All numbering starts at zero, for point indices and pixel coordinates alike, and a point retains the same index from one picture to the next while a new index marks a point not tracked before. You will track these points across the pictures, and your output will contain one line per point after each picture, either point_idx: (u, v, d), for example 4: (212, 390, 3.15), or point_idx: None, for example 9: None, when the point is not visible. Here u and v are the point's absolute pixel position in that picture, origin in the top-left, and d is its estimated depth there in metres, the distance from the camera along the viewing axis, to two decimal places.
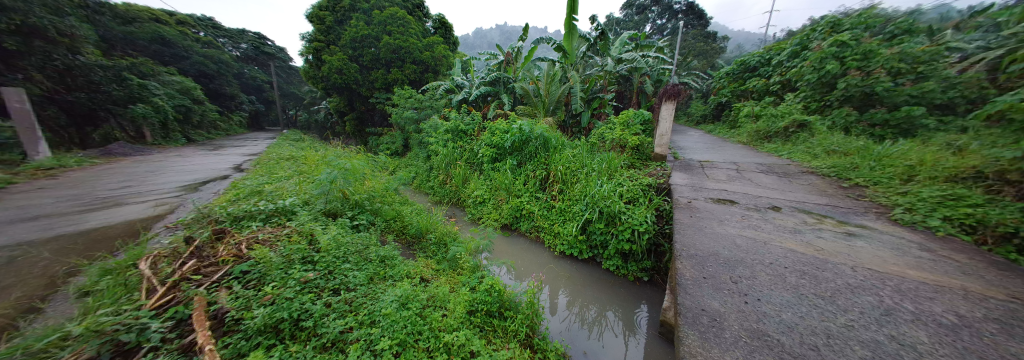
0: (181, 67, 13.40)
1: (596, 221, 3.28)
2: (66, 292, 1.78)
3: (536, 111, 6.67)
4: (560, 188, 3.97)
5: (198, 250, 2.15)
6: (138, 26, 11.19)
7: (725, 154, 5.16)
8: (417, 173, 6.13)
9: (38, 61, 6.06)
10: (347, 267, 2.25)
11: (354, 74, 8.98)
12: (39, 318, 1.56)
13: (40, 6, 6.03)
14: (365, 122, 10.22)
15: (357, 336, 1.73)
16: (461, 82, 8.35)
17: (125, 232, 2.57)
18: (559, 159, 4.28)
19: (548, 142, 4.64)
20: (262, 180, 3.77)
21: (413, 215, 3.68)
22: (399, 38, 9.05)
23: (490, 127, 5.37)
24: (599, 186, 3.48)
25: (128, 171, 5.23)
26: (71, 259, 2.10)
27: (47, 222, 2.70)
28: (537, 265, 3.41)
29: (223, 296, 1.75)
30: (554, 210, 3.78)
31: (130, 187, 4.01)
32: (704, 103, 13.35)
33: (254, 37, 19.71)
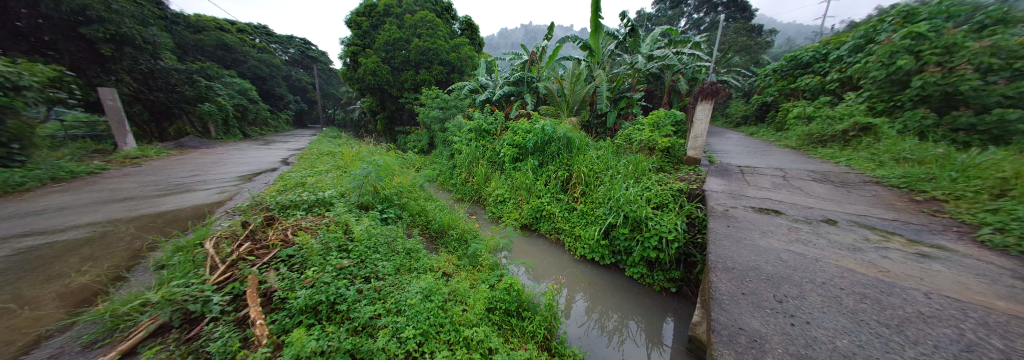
0: (240, 71, 15.05)
1: (620, 227, 3.15)
2: (145, 264, 2.10)
3: (559, 111, 6.58)
4: (582, 189, 3.88)
5: (252, 233, 2.40)
6: (206, 34, 13.00)
7: (770, 159, 4.71)
8: (441, 171, 6.33)
9: (127, 65, 7.10)
10: (377, 257, 2.38)
11: (386, 75, 9.49)
12: (125, 285, 1.85)
13: (131, 18, 7.03)
14: (395, 121, 10.79)
15: (385, 323, 1.83)
16: (485, 82, 8.48)
17: (193, 215, 2.97)
18: (583, 160, 4.19)
19: (571, 143, 4.57)
20: (303, 173, 4.15)
21: (436, 211, 3.81)
22: (428, 40, 9.43)
23: (512, 127, 5.39)
24: (624, 189, 3.34)
25: (197, 162, 5.99)
26: (149, 236, 2.48)
27: (133, 204, 3.19)
28: (556, 266, 3.36)
29: (272, 276, 1.95)
30: (575, 212, 3.70)
31: (199, 176, 4.62)
32: (746, 103, 12.29)
33: (300, 42, 21.77)
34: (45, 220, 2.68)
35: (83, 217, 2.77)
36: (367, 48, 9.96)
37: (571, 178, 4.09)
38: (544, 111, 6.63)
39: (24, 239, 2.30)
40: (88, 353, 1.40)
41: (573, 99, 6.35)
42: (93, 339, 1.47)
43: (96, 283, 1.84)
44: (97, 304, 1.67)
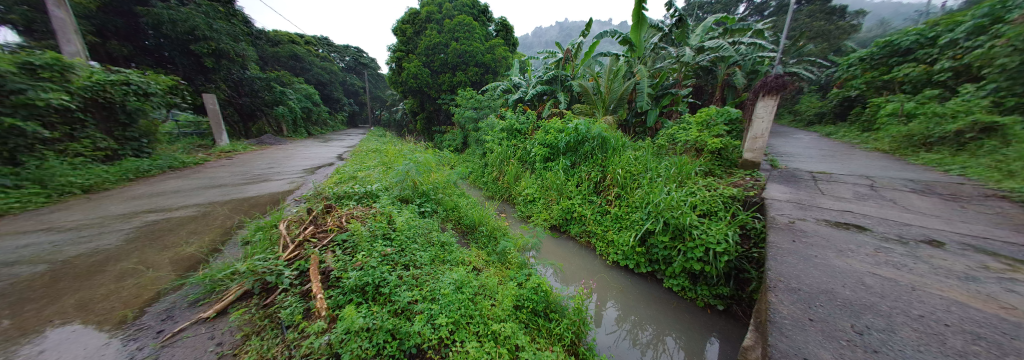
0: (306, 77, 17.18)
1: (659, 234, 2.93)
2: (234, 240, 2.56)
3: (594, 109, 6.33)
4: (618, 192, 3.69)
5: (315, 218, 2.76)
6: (281, 47, 15.10)
7: (855, 164, 3.96)
8: (474, 169, 6.54)
9: (223, 74, 8.61)
10: (415, 247, 2.56)
11: (426, 78, 10.06)
12: (221, 256, 2.29)
13: (228, 36, 8.49)
14: (433, 121, 11.38)
15: (421, 308, 1.96)
16: (518, 81, 8.47)
17: (269, 201, 3.52)
18: (620, 162, 3.99)
19: (607, 143, 4.38)
20: (355, 168, 4.63)
21: (468, 207, 3.96)
22: (464, 43, 9.80)
23: (544, 126, 5.34)
24: (664, 193, 3.10)
25: (273, 156, 7.02)
26: (237, 217, 3.01)
27: (227, 190, 3.89)
28: (586, 270, 3.25)
29: (329, 258, 2.21)
30: (609, 216, 3.55)
31: (275, 168, 5.42)
32: (822, 99, 10.48)
33: (355, 50, 24.27)
34: (166, 200, 3.38)
35: (190, 199, 3.44)
36: (410, 53, 10.65)
37: (606, 179, 3.92)
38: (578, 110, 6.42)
39: (153, 214, 2.95)
40: (194, 309, 1.78)
41: (609, 98, 6.05)
42: (199, 298, 1.86)
43: (201, 253, 2.30)
44: (200, 270, 2.09)
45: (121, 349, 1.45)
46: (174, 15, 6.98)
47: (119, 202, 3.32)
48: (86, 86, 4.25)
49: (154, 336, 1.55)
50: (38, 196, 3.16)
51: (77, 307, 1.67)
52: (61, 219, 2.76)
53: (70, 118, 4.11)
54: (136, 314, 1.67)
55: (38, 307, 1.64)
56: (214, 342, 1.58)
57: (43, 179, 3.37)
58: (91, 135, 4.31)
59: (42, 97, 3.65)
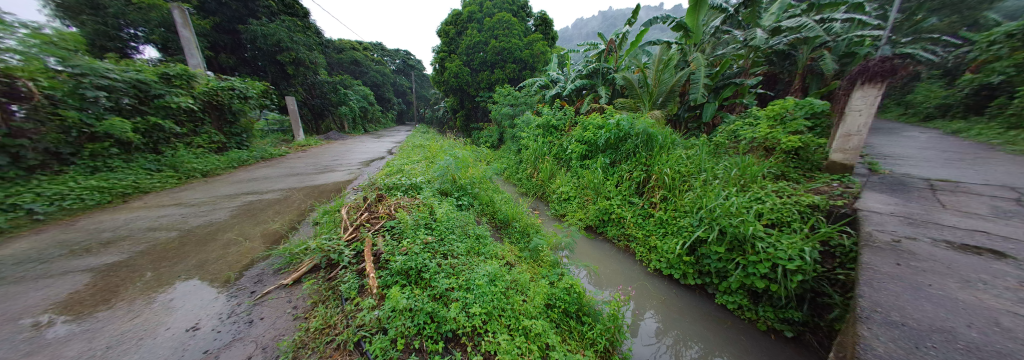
0: (364, 80, 19.16)
1: (710, 244, 2.68)
2: (307, 220, 3.02)
3: (640, 102, 5.94)
4: (664, 194, 3.43)
5: (370, 206, 3.07)
6: (345, 53, 17.05)
7: (1001, 171, 3.00)
8: (509, 165, 6.63)
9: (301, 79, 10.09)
10: (452, 238, 2.70)
11: (466, 76, 10.45)
12: (297, 233, 2.72)
13: (304, 46, 9.92)
14: (472, 118, 11.80)
15: (457, 296, 2.06)
16: (556, 76, 8.27)
17: (334, 188, 4.07)
18: (667, 161, 3.70)
19: (653, 141, 4.10)
20: (402, 161, 5.04)
21: (502, 203, 4.07)
22: (504, 41, 9.90)
23: (583, 122, 5.19)
24: (720, 199, 2.81)
25: (338, 150, 8.04)
26: (309, 201, 3.55)
27: (302, 178, 4.58)
28: (623, 275, 3.07)
29: (380, 241, 2.44)
30: (652, 220, 3.32)
31: (338, 161, 6.22)
32: (949, 86, 8.20)
33: (402, 54, 26.63)
34: (259, 185, 4.12)
35: (275, 185, 4.14)
36: (453, 54, 11.16)
37: (651, 180, 3.66)
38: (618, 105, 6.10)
39: (249, 196, 3.62)
40: (277, 276, 2.15)
41: (657, 90, 5.60)
42: (282, 267, 2.25)
43: (282, 229, 2.78)
44: (282, 244, 2.52)
45: (227, 303, 1.84)
46: (265, 30, 8.53)
47: (227, 185, 4.13)
48: (204, 91, 5.42)
49: (249, 295, 1.93)
50: (172, 178, 4.08)
51: (196, 266, 2.14)
52: (188, 197, 3.54)
53: (193, 117, 5.23)
54: (236, 276, 2.09)
55: (171, 264, 2.14)
56: (292, 305, 1.90)
57: (176, 165, 4.31)
58: (208, 131, 5.44)
59: (175, 100, 4.75)
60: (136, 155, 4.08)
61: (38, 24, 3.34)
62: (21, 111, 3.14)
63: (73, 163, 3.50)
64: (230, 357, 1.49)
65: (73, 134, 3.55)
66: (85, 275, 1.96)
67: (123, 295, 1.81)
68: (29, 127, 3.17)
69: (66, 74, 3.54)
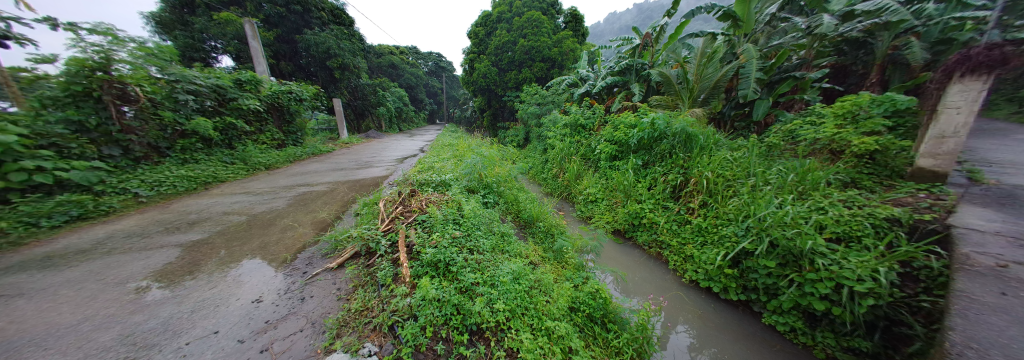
0: (400, 82, 20.31)
1: (758, 257, 2.46)
2: (349, 211, 3.32)
3: (678, 100, 5.57)
4: (704, 199, 3.22)
5: (404, 199, 3.25)
6: (384, 57, 18.21)
7: None
8: (534, 165, 6.60)
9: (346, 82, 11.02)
10: (479, 234, 2.77)
11: (494, 77, 10.59)
12: (340, 223, 2.99)
13: (349, 52, 10.83)
14: (499, 117, 11.91)
15: (482, 291, 2.11)
16: (585, 74, 8.01)
17: (372, 182, 4.41)
18: (708, 164, 3.49)
19: (697, 141, 3.81)
20: (433, 159, 5.26)
21: (527, 202, 4.09)
22: (532, 39, 9.83)
23: (613, 121, 5.07)
24: (772, 207, 2.57)
25: (376, 148, 8.65)
26: (351, 193, 3.89)
27: (344, 172, 5.01)
28: (655, 284, 2.90)
29: (412, 233, 2.58)
30: (688, 227, 3.13)
31: (376, 157, 6.70)
32: None
33: (435, 56, 27.89)
34: (310, 178, 4.60)
35: (323, 178, 4.59)
36: (481, 54, 11.39)
37: (689, 183, 3.47)
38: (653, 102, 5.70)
39: (302, 187, 4.06)
40: (325, 259, 2.40)
41: (699, 86, 5.29)
42: (329, 251, 2.50)
43: (328, 218, 3.08)
44: (328, 231, 2.81)
45: (284, 281, 2.11)
46: (316, 39, 9.53)
47: (284, 177, 4.67)
48: (268, 94, 6.20)
49: (302, 275, 2.18)
50: (242, 170, 4.74)
51: (259, 248, 2.46)
52: (255, 186, 4.08)
53: (259, 117, 6.00)
54: (291, 258, 2.38)
55: (240, 244, 2.50)
56: (336, 287, 2.10)
57: (246, 159, 5.00)
58: (270, 129, 6.21)
59: (245, 103, 5.49)
60: (215, 150, 4.79)
61: (140, 38, 3.99)
62: (131, 112, 3.83)
63: (168, 156, 4.18)
64: (287, 328, 1.70)
65: (168, 132, 4.24)
66: (177, 250, 2.36)
67: (203, 268, 2.14)
68: (139, 125, 3.86)
69: (164, 81, 4.29)
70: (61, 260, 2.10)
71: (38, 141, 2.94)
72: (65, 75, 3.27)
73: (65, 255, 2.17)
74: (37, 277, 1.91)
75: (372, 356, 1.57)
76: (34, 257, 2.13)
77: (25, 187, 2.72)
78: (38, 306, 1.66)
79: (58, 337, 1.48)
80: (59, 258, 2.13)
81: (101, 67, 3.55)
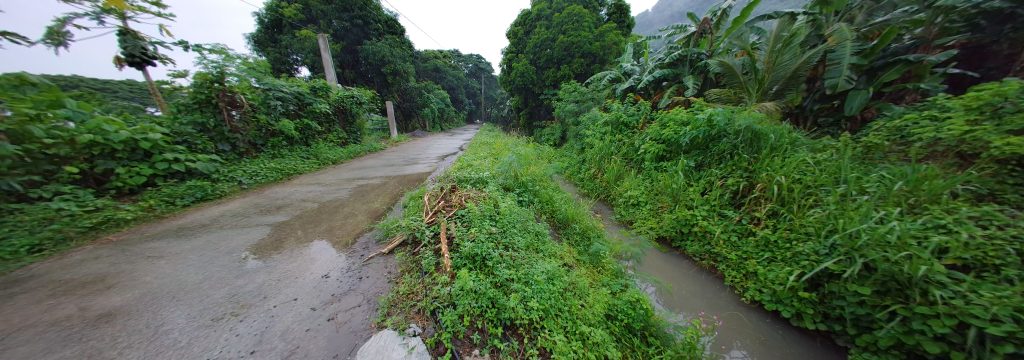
0: (444, 84, 21.45)
1: (845, 280, 2.20)
2: (400, 202, 3.67)
3: (743, 93, 5.15)
4: (773, 208, 2.97)
5: (446, 194, 3.44)
6: (430, 61, 19.42)
7: None
8: (570, 164, 6.45)
9: (396, 86, 12.06)
10: (513, 231, 2.80)
11: (532, 75, 10.53)
12: (391, 213, 3.31)
13: (400, 58, 11.84)
14: (535, 116, 11.79)
15: (516, 287, 2.13)
16: (628, 68, 7.48)
17: (418, 178, 4.79)
18: (780, 166, 3.20)
19: (770, 141, 3.50)
20: (472, 157, 5.45)
21: (562, 202, 4.03)
22: (573, 35, 9.53)
23: (661, 118, 4.95)
24: (870, 223, 2.25)
25: (420, 146, 9.29)
26: (401, 187, 4.28)
27: (393, 168, 5.49)
28: (705, 300, 2.71)
29: (453, 227, 2.72)
30: (752, 240, 2.90)
31: (420, 155, 7.21)
32: None
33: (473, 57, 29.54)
34: (367, 173, 5.14)
35: (376, 173, 5.10)
36: (520, 53, 11.43)
37: (755, 188, 3.23)
38: (712, 96, 5.30)
39: (360, 181, 4.57)
40: (378, 245, 2.69)
41: (771, 76, 4.79)
42: (381, 238, 2.79)
43: (381, 208, 3.45)
44: (381, 219, 3.15)
45: (347, 260, 2.42)
46: (373, 49, 10.72)
47: (345, 171, 5.30)
48: (335, 98, 7.13)
49: (360, 257, 2.48)
50: (316, 164, 5.56)
51: (327, 230, 2.87)
52: (324, 178, 4.72)
53: (329, 119, 6.94)
54: (352, 241, 2.72)
55: (314, 226, 2.95)
56: (388, 270, 2.33)
57: (318, 155, 5.84)
58: (336, 129, 7.14)
59: (319, 106, 6.39)
60: (296, 147, 5.69)
61: (243, 55, 4.88)
62: (238, 115, 4.70)
63: (263, 151, 5.08)
64: (348, 302, 1.96)
65: (263, 132, 5.14)
66: (267, 228, 2.87)
67: (286, 245, 2.57)
68: (244, 125, 4.75)
69: (260, 89, 5.22)
70: (188, 232, 2.72)
71: (175, 138, 3.80)
72: (194, 86, 4.21)
73: (192, 227, 2.81)
74: (173, 244, 2.49)
75: (417, 336, 1.71)
76: (172, 228, 2.79)
77: (167, 174, 3.55)
78: (172, 266, 2.17)
79: (188, 291, 1.93)
80: (188, 229, 2.76)
81: (217, 80, 4.44)
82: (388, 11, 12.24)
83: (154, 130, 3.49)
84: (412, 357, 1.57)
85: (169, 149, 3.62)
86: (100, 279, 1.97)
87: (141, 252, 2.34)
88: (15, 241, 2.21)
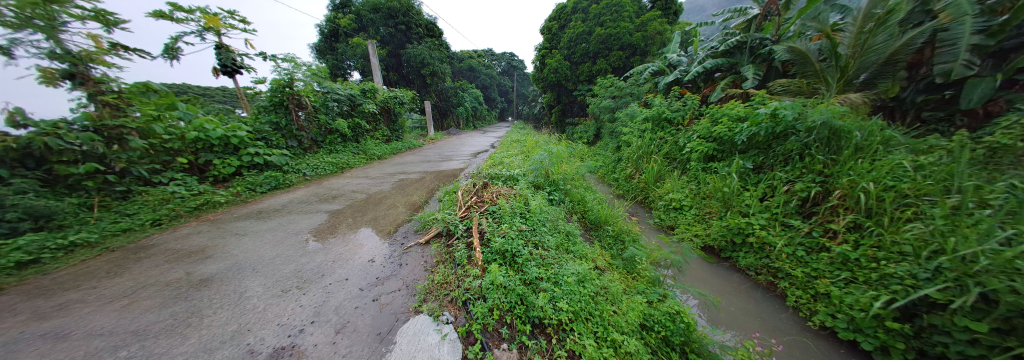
0: (479, 83, 21.95)
1: (950, 312, 1.84)
2: (437, 196, 3.87)
3: (820, 83, 4.45)
4: (856, 219, 2.54)
5: (479, 190, 3.53)
6: (466, 61, 20.02)
7: None
8: (605, 163, 6.17)
9: (434, 85, 12.67)
10: (542, 230, 2.78)
11: (566, 71, 10.23)
12: (428, 206, 3.52)
13: (438, 59, 12.40)
14: (568, 113, 11.47)
15: (545, 287, 2.10)
16: (675, 59, 6.99)
17: (452, 173, 5.00)
18: (868, 171, 2.70)
19: (855, 140, 2.96)
20: (503, 154, 5.50)
21: (595, 203, 3.90)
22: (611, 26, 9.04)
23: (712, 114, 4.50)
24: (994, 244, 1.82)
25: (455, 143, 9.66)
26: (437, 182, 4.50)
27: (429, 164, 5.79)
28: (760, 320, 2.43)
29: (485, 222, 2.77)
30: (826, 257, 2.51)
31: (454, 152, 7.49)
32: None
33: (507, 55, 29.89)
34: (406, 168, 5.48)
35: (415, 168, 5.42)
36: (554, 49, 11.18)
37: (832, 195, 2.79)
38: (778, 88, 4.74)
39: (400, 175, 4.90)
40: (416, 235, 2.87)
41: (858, 63, 4.03)
42: (419, 229, 2.97)
43: (420, 201, 3.69)
44: (419, 212, 3.37)
45: (390, 248, 2.63)
46: (414, 52, 11.41)
47: (388, 166, 5.73)
48: (381, 98, 7.74)
49: (400, 246, 2.67)
50: (364, 158, 6.13)
51: (372, 219, 3.16)
52: (370, 172, 5.16)
53: (375, 118, 7.58)
54: (393, 231, 2.94)
55: (362, 215, 3.26)
56: (424, 260, 2.48)
57: (367, 151, 6.43)
58: (381, 128, 7.76)
59: (367, 106, 7.02)
60: (348, 143, 6.32)
61: (309, 62, 5.55)
62: (303, 115, 5.36)
63: (323, 147, 5.74)
64: (390, 286, 2.13)
65: (324, 130, 5.81)
66: (324, 215, 3.25)
67: (339, 230, 2.89)
68: (309, 124, 5.42)
69: (321, 92, 5.90)
70: (266, 214, 3.20)
71: (256, 135, 4.49)
72: (271, 91, 4.92)
73: (268, 211, 3.30)
74: (254, 224, 2.97)
75: (450, 324, 1.79)
76: (254, 211, 3.31)
77: (251, 165, 4.21)
78: (253, 243, 2.59)
79: (265, 264, 2.29)
80: (265, 213, 3.25)
81: (287, 85, 5.09)
82: (428, 15, 12.87)
83: (241, 129, 4.19)
84: (444, 344, 1.65)
85: (252, 145, 4.30)
86: (200, 250, 2.42)
87: (231, 229, 2.83)
88: (145, 216, 2.81)
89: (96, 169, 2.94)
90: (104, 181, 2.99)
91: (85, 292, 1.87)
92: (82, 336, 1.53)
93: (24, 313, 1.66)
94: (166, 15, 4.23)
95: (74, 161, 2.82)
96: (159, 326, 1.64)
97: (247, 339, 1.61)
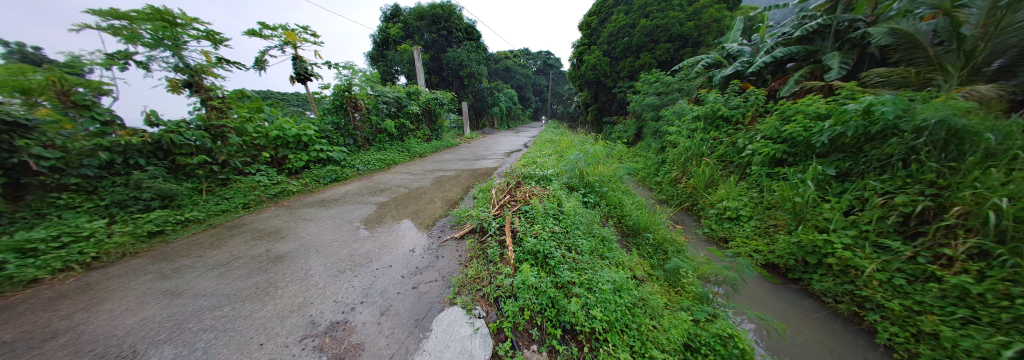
0: (515, 82, 22.09)
1: None
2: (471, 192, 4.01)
3: (935, 71, 3.49)
4: (983, 244, 2.00)
5: (513, 189, 3.55)
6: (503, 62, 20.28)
7: None
8: (646, 165, 5.73)
9: (472, 86, 13.07)
10: (575, 232, 2.69)
11: (605, 67, 9.71)
12: (464, 202, 3.66)
13: (477, 61, 12.78)
14: (605, 111, 10.93)
15: (578, 292, 2.02)
16: (736, 49, 6.19)
17: (486, 172, 5.13)
18: (1011, 183, 2.08)
19: (986, 143, 2.34)
20: (536, 154, 5.46)
21: (633, 208, 3.66)
22: (659, 17, 8.38)
23: (783, 111, 3.88)
24: None
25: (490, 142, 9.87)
26: (472, 179, 4.65)
27: (464, 162, 6.01)
28: (840, 357, 2.04)
29: (518, 221, 2.77)
30: (937, 290, 2.00)
31: (488, 150, 7.67)
32: None
33: (544, 54, 29.61)
34: (443, 166, 5.75)
35: (452, 166, 5.67)
36: (592, 45, 10.74)
37: (949, 212, 2.22)
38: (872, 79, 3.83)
39: (438, 172, 5.17)
40: (452, 229, 3.00)
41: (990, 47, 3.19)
42: (454, 224, 3.09)
43: (456, 197, 3.84)
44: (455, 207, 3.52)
45: (428, 240, 2.78)
46: (454, 55, 11.99)
47: (427, 164, 6.07)
48: (423, 99, 8.25)
49: (437, 238, 2.82)
50: (409, 156, 6.61)
51: (413, 213, 3.38)
52: (410, 169, 5.53)
53: (418, 118, 8.09)
54: (431, 224, 3.12)
55: (404, 208, 3.51)
56: (458, 254, 2.57)
57: (409, 148, 6.93)
58: (423, 127, 8.27)
59: (412, 106, 7.54)
60: (394, 142, 6.85)
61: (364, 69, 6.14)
62: (359, 117, 5.96)
63: (375, 145, 6.33)
64: (427, 275, 2.26)
65: (375, 130, 6.39)
66: (373, 206, 3.58)
67: (385, 221, 3.16)
68: (362, 124, 6.04)
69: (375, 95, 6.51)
70: (326, 203, 3.64)
71: (321, 134, 5.13)
72: (333, 95, 5.57)
73: (328, 200, 3.75)
74: (317, 211, 3.39)
75: (481, 319, 1.84)
76: (318, 200, 3.78)
77: (316, 160, 4.83)
78: (316, 227, 2.97)
79: (326, 247, 2.60)
80: (326, 202, 3.70)
81: (346, 89, 5.71)
82: (467, 19, 13.37)
83: (309, 128, 4.83)
84: (476, 337, 1.70)
85: (318, 142, 4.93)
86: (276, 231, 2.85)
87: (300, 215, 3.28)
88: (238, 200, 3.40)
89: (206, 160, 3.64)
90: (212, 170, 3.68)
91: (195, 259, 2.33)
92: (191, 295, 1.91)
93: (152, 272, 2.13)
94: (257, 33, 5.04)
95: (190, 153, 3.53)
96: (245, 291, 1.98)
97: (310, 310, 1.84)
